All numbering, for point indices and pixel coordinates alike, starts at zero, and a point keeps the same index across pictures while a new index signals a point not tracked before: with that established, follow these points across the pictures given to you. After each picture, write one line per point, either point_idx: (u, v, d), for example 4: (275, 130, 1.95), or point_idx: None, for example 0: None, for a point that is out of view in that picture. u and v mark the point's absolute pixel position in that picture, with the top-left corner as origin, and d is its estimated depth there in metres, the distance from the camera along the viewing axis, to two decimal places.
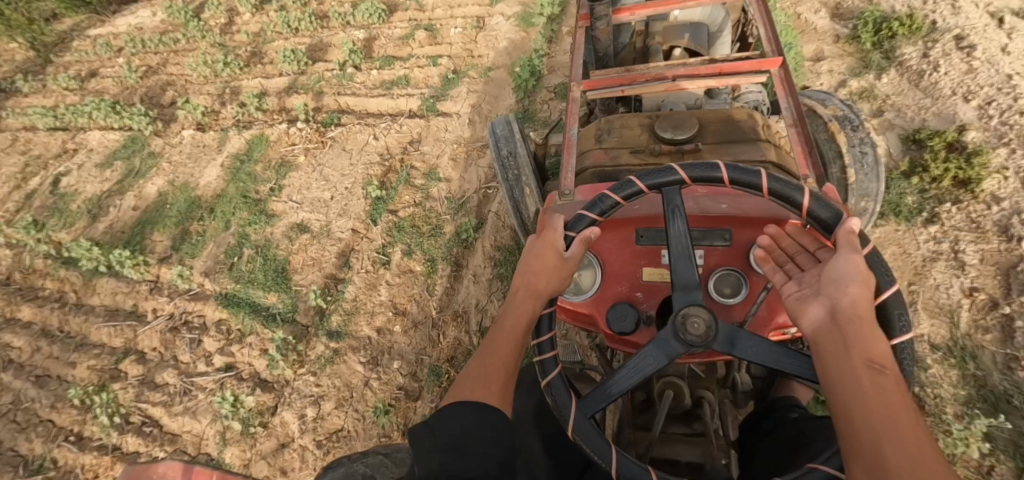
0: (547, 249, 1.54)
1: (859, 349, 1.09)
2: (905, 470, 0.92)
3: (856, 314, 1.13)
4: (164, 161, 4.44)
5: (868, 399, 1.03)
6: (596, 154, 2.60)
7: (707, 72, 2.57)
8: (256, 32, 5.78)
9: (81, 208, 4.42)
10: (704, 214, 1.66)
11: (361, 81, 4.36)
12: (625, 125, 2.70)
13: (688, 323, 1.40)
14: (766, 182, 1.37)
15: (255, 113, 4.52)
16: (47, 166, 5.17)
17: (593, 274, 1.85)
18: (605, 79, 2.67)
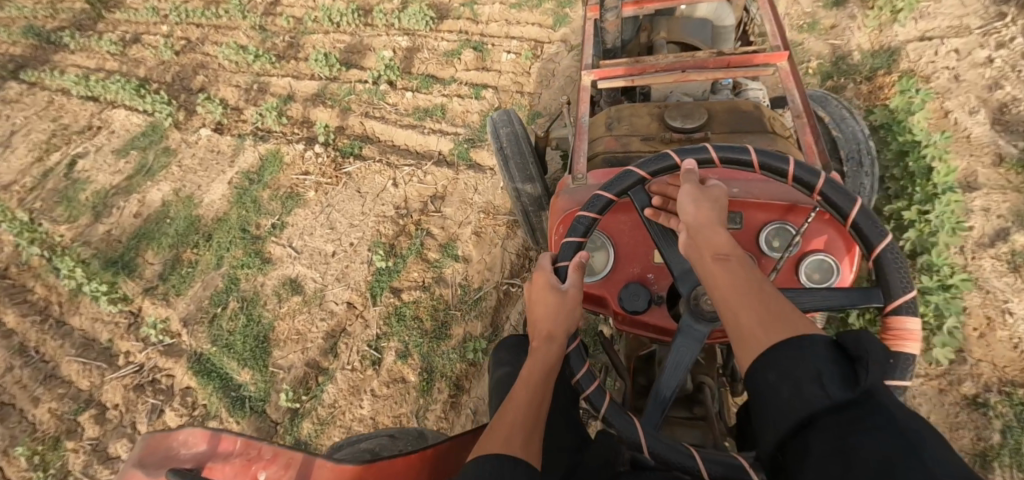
0: (541, 292, 1.45)
1: (707, 252, 1.25)
2: (756, 326, 1.06)
3: (700, 225, 1.31)
4: (175, 163, 4.09)
5: (727, 285, 1.16)
6: (607, 140, 2.40)
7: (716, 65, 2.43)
8: (299, 18, 5.29)
9: (87, 202, 4.16)
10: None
11: (393, 102, 3.80)
12: (636, 113, 2.48)
13: (703, 301, 1.42)
14: (756, 158, 1.42)
15: (275, 122, 4.04)
16: (70, 140, 4.94)
17: (606, 253, 1.74)
18: (611, 69, 2.52)
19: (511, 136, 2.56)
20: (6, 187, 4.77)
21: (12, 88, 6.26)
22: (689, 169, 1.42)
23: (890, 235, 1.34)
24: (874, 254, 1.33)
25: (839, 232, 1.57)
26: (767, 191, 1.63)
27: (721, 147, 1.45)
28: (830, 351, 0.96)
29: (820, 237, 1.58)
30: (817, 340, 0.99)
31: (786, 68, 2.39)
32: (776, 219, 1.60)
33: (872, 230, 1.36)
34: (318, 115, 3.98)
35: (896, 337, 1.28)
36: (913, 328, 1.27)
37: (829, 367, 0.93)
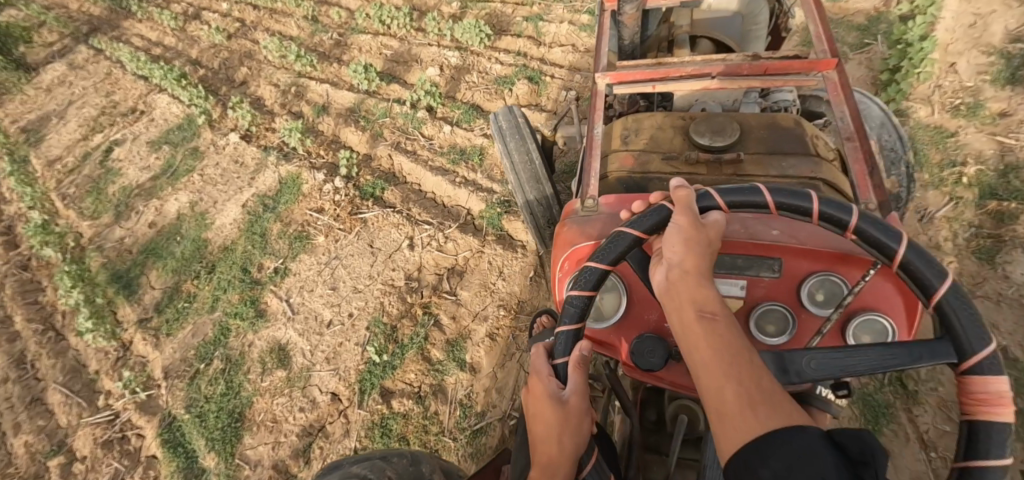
0: (538, 404, 1.15)
1: (688, 303, 1.01)
2: (745, 407, 0.89)
3: (684, 270, 1.04)
4: (197, 170, 3.81)
5: (724, 352, 0.95)
6: (621, 157, 1.96)
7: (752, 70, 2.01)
8: (352, 12, 4.88)
9: (111, 198, 3.99)
10: (753, 239, 1.34)
11: (429, 135, 3.32)
12: (657, 126, 2.02)
13: None
14: (770, 197, 1.09)
15: (303, 139, 3.66)
16: (113, 122, 4.82)
17: (618, 295, 1.39)
18: (631, 71, 2.15)
19: (521, 144, 2.36)
20: (50, 163, 4.73)
21: (81, 52, 6.29)
22: (686, 194, 1.11)
23: (945, 270, 0.98)
24: (963, 362, 0.95)
25: (900, 289, 1.26)
26: (817, 235, 1.33)
27: (728, 190, 1.12)
28: (828, 448, 0.82)
29: (878, 295, 1.27)
30: (812, 435, 0.84)
31: (835, 78, 2.00)
32: (828, 267, 1.29)
33: (927, 267, 0.99)
34: (348, 137, 3.57)
35: (975, 403, 0.93)
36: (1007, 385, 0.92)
37: (832, 468, 0.79)
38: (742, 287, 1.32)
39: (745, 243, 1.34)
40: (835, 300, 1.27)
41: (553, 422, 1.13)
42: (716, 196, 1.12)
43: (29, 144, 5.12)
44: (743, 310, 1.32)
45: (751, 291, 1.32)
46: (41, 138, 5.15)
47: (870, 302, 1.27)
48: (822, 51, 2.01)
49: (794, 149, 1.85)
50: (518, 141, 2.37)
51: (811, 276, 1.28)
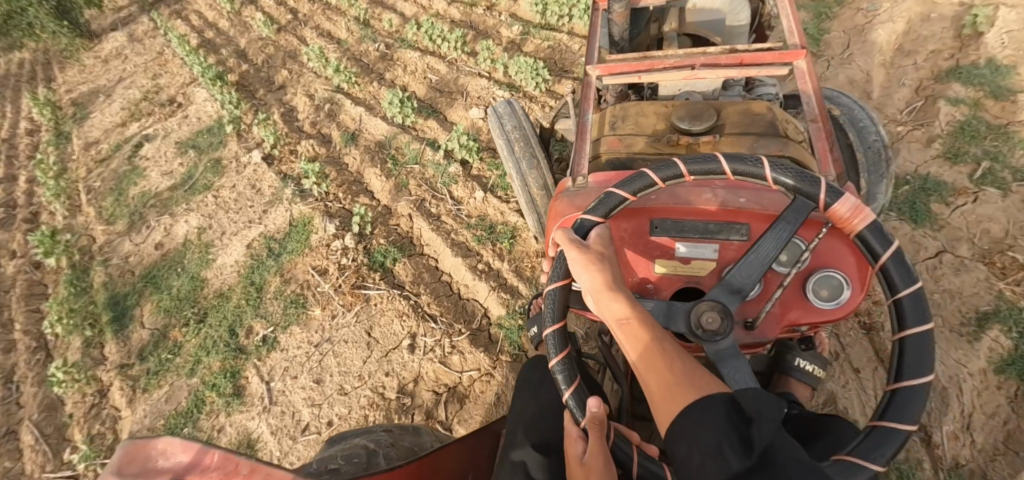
0: (570, 461, 1.28)
1: (613, 314, 1.21)
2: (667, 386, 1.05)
3: (604, 289, 1.24)
4: (213, 189, 3.51)
5: (647, 351, 1.11)
6: (610, 141, 2.11)
7: (728, 60, 2.14)
8: (407, 20, 4.43)
9: (129, 203, 3.76)
10: (722, 207, 1.52)
11: (457, 195, 2.86)
12: (642, 113, 2.16)
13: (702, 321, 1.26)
14: (726, 165, 1.29)
15: (328, 175, 3.28)
16: (150, 111, 4.59)
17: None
18: (618, 64, 2.28)
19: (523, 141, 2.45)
20: (87, 146, 4.59)
21: (142, 25, 6.15)
22: (568, 238, 1.31)
23: (824, 181, 1.23)
24: (906, 333, 1.15)
25: (852, 249, 1.41)
26: (776, 204, 1.51)
27: (623, 183, 1.37)
28: (724, 414, 0.95)
29: (830, 255, 1.42)
30: (716, 401, 0.98)
31: (804, 68, 2.15)
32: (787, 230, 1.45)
33: (818, 188, 1.23)
34: (372, 180, 3.18)
35: (849, 224, 1.22)
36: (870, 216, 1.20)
37: (726, 431, 0.92)
38: (713, 250, 1.50)
39: (714, 208, 1.53)
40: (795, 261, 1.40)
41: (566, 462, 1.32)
42: (615, 194, 1.36)
43: (73, 121, 4.99)
44: (714, 270, 1.52)
45: (722, 254, 1.50)
46: (84, 116, 5.01)
47: (824, 262, 1.43)
48: (791, 45, 2.18)
49: (764, 132, 2.01)
50: (521, 137, 2.44)
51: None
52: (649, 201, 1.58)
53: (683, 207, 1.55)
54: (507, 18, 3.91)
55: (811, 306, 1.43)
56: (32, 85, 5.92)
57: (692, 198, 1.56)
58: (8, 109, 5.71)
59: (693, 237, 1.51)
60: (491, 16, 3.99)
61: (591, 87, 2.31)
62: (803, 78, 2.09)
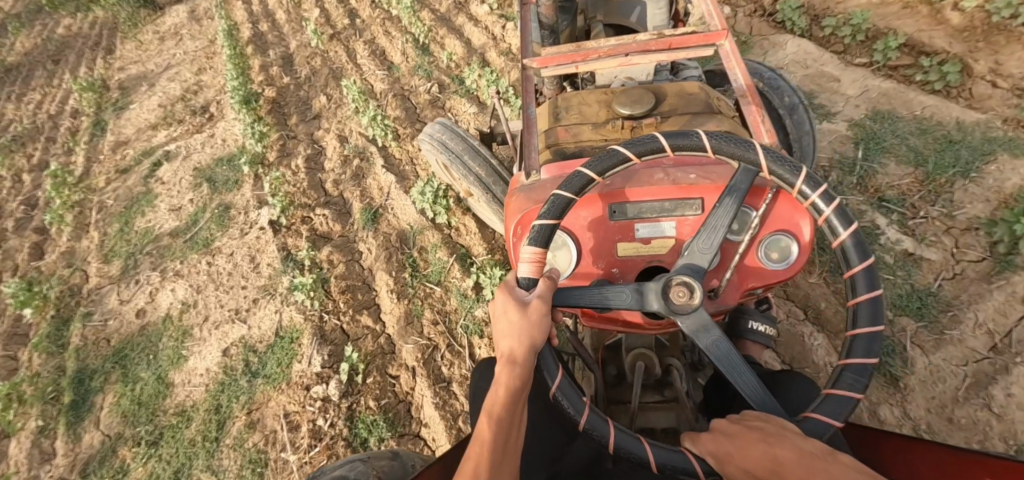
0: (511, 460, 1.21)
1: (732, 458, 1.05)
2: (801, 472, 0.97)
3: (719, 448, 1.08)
4: (210, 252, 2.97)
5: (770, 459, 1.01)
6: (554, 131, 1.93)
7: (659, 44, 1.99)
8: (472, 53, 3.62)
9: (129, 240, 3.32)
10: (673, 183, 1.45)
11: (474, 353, 2.22)
12: (581, 99, 2.02)
13: (671, 293, 1.25)
14: (664, 141, 1.27)
15: (335, 270, 2.65)
16: (181, 118, 4.12)
17: (567, 244, 1.48)
18: (553, 54, 2.07)
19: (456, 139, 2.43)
20: (115, 146, 4.20)
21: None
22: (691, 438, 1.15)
23: (699, 133, 1.28)
24: (854, 277, 1.19)
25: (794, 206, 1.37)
26: (726, 175, 1.45)
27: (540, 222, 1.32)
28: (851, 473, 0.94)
29: (780, 218, 1.38)
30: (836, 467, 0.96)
31: (728, 47, 2.05)
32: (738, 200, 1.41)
33: (738, 148, 1.27)
34: (382, 290, 2.53)
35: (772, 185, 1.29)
36: (779, 162, 1.25)
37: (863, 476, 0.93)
38: (670, 227, 1.44)
39: (667, 186, 1.45)
40: (747, 226, 1.39)
41: (527, 326, 1.22)
42: (538, 235, 1.31)
43: (113, 109, 4.63)
44: (674, 247, 1.45)
45: (679, 231, 1.44)
46: (124, 106, 4.63)
47: (774, 226, 1.38)
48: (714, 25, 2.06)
49: (698, 110, 1.93)
50: (455, 137, 2.43)
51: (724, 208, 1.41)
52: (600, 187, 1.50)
53: (637, 187, 1.46)
54: None
55: (766, 273, 1.39)
56: (94, 53, 5.64)
57: (643, 179, 1.48)
58: (65, 76, 5.47)
59: (650, 217, 1.45)
60: None
61: (525, 84, 2.09)
62: (730, 62, 1.99)
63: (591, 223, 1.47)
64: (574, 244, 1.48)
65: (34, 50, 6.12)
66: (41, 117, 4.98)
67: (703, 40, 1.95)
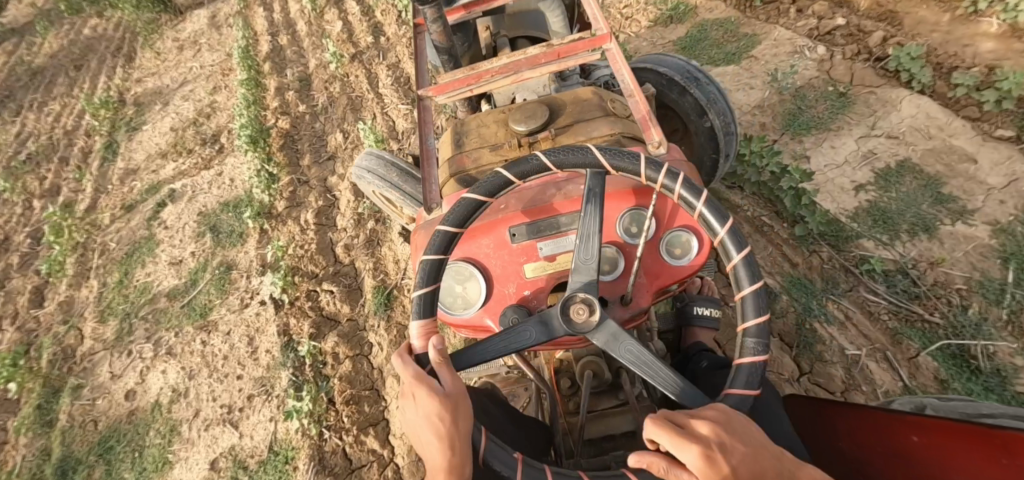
0: None
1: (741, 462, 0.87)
2: None
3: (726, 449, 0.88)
4: (206, 328, 2.64)
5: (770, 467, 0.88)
6: (457, 159, 1.95)
7: (547, 57, 1.84)
8: None
9: (127, 296, 3.03)
10: (563, 201, 1.50)
11: None
12: (482, 123, 2.01)
13: (571, 311, 1.21)
14: (514, 171, 1.26)
15: (340, 367, 2.30)
16: (191, 148, 3.80)
17: (474, 274, 1.51)
18: (446, 80, 1.95)
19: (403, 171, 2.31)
20: (123, 175, 3.92)
21: (227, 3, 5.34)
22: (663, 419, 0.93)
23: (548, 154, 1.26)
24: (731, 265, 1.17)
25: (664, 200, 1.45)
26: (614, 183, 1.51)
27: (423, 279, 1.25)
28: None
29: (664, 215, 1.46)
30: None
31: (617, 49, 1.86)
32: (633, 204, 1.46)
33: (591, 159, 1.26)
34: (391, 402, 2.16)
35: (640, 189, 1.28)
36: (642, 162, 1.23)
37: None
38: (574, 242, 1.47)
39: (561, 204, 1.50)
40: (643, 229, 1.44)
41: (444, 407, 1.03)
42: (420, 294, 1.24)
43: (127, 129, 4.36)
44: None
45: None
46: (138, 126, 4.35)
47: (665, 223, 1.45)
48: (599, 25, 1.85)
49: (594, 116, 1.90)
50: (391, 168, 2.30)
51: (621, 214, 1.45)
52: (493, 216, 1.53)
53: (530, 209, 1.52)
54: None
55: (669, 268, 1.45)
56: (114, 60, 5.39)
57: (543, 198, 1.53)
58: (84, 84, 5.24)
59: (549, 235, 1.48)
60: None
61: (422, 114, 1.99)
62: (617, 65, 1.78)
63: (495, 248, 1.51)
64: (481, 271, 1.50)
65: (59, 52, 5.93)
66: (57, 132, 4.76)
67: (591, 46, 1.78)
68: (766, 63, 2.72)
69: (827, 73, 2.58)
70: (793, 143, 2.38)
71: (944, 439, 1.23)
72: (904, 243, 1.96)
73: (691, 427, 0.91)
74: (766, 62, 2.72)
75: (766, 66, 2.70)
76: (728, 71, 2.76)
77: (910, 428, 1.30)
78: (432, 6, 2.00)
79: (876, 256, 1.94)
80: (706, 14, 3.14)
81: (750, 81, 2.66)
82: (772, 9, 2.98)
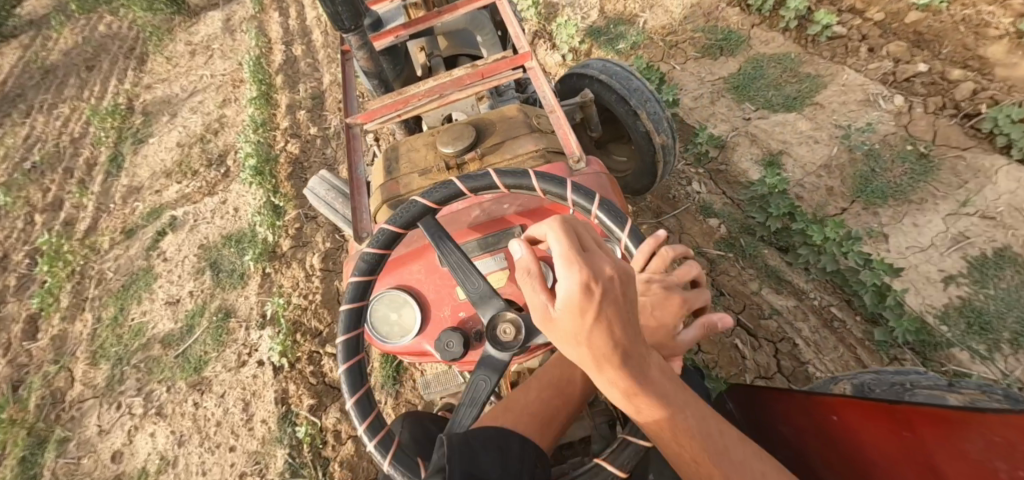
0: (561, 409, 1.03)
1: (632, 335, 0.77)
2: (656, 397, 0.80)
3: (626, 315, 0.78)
4: (200, 387, 2.43)
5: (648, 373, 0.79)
6: (386, 186, 1.91)
7: (472, 78, 1.89)
8: None
9: (120, 337, 2.83)
10: (485, 222, 1.48)
11: None
12: (411, 148, 1.99)
13: (499, 331, 1.18)
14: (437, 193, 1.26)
15: (341, 448, 2.09)
16: (196, 169, 3.58)
17: (407, 301, 1.46)
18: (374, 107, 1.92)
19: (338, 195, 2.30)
20: (126, 194, 3.72)
21: (243, 6, 5.11)
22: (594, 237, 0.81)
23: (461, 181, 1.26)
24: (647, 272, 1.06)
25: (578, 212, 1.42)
26: (532, 200, 1.48)
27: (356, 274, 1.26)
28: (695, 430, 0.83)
29: None
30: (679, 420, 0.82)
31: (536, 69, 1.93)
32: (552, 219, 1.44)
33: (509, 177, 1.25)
34: None
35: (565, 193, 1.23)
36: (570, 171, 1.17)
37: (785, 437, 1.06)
38: (500, 259, 1.43)
39: (483, 223, 1.48)
40: None
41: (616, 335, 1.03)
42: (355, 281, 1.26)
43: (132, 141, 4.16)
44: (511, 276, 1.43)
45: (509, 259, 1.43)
46: (144, 138, 4.14)
47: None
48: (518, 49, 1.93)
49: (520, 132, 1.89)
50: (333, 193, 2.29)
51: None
52: (421, 241, 1.51)
53: (453, 232, 1.49)
54: (696, 205, 2.25)
55: None
56: (126, 62, 5.18)
57: (462, 222, 1.51)
58: (94, 87, 5.03)
59: (474, 256, 1.44)
60: (674, 183, 2.33)
61: (353, 142, 1.94)
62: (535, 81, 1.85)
63: (425, 272, 1.48)
64: (414, 297, 1.46)
65: (72, 49, 5.74)
66: (63, 139, 4.56)
67: (514, 65, 1.89)
68: (834, 112, 2.38)
69: (906, 129, 2.24)
70: (865, 215, 2.07)
71: (867, 418, 1.13)
72: (1005, 358, 1.67)
73: (595, 262, 0.74)
74: (833, 112, 2.38)
75: (833, 116, 2.37)
76: (789, 119, 2.42)
77: (830, 408, 1.20)
78: (356, 32, 1.98)
79: (972, 374, 1.65)
80: (761, 47, 2.80)
81: (815, 133, 2.33)
82: (839, 45, 2.64)
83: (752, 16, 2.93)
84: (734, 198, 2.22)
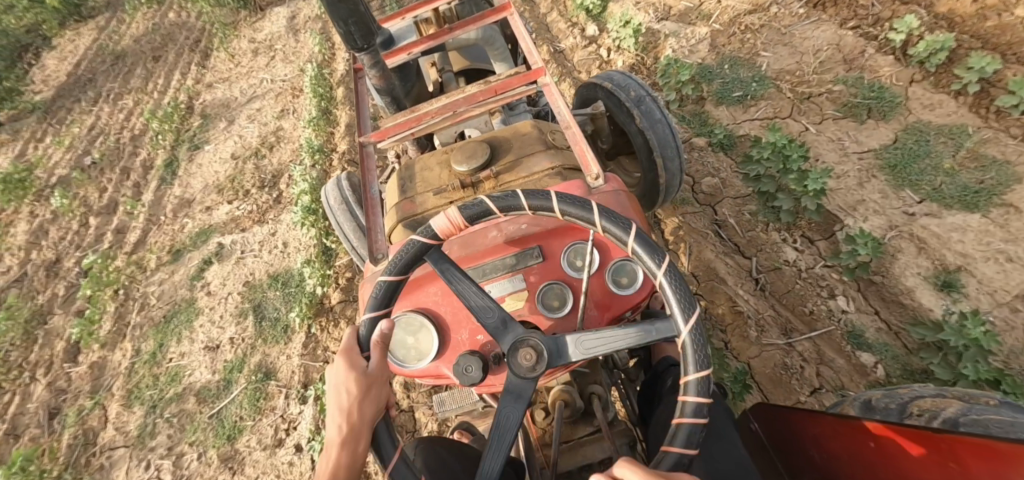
0: None
1: None
2: None
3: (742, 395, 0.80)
4: (232, 465, 2.20)
5: None
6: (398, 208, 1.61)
7: (484, 93, 1.60)
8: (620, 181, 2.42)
9: (155, 380, 2.63)
10: (507, 241, 1.25)
11: None
12: (423, 167, 1.69)
13: (517, 358, 0.98)
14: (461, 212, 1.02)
15: None
16: (248, 190, 3.34)
17: (423, 325, 1.20)
18: (388, 125, 1.63)
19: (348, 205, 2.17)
20: (177, 207, 3.53)
21: (311, 4, 4.84)
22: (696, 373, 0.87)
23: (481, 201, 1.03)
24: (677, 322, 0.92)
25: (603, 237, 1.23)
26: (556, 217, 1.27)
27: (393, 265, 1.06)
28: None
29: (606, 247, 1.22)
30: None
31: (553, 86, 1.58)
32: (574, 238, 1.23)
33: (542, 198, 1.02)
34: None
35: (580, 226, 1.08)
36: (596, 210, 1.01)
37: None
38: (521, 280, 1.21)
39: (502, 244, 1.25)
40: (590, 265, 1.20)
41: None
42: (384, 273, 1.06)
43: (189, 145, 3.97)
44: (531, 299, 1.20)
45: (530, 281, 1.21)
46: (200, 144, 3.95)
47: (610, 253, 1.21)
48: (537, 65, 1.59)
49: (534, 150, 1.59)
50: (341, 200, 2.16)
51: (566, 247, 1.22)
52: None
53: (471, 252, 1.26)
54: (843, 329, 1.79)
55: (620, 304, 1.19)
56: (191, 55, 5.02)
57: (478, 240, 1.28)
58: (158, 80, 4.90)
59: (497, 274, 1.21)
60: (811, 294, 1.88)
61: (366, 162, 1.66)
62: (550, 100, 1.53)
63: (439, 293, 1.23)
64: (431, 319, 1.21)
65: (142, 36, 5.65)
66: (124, 135, 4.44)
67: (526, 81, 1.56)
68: None
69: None
70: None
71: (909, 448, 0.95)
72: None
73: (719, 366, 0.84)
74: None
75: None
76: (970, 222, 1.88)
77: (864, 433, 1.04)
78: (368, 51, 1.71)
79: None
80: (923, 112, 2.23)
81: (1004, 247, 1.79)
82: None
83: (910, 69, 2.35)
84: (892, 324, 1.75)
